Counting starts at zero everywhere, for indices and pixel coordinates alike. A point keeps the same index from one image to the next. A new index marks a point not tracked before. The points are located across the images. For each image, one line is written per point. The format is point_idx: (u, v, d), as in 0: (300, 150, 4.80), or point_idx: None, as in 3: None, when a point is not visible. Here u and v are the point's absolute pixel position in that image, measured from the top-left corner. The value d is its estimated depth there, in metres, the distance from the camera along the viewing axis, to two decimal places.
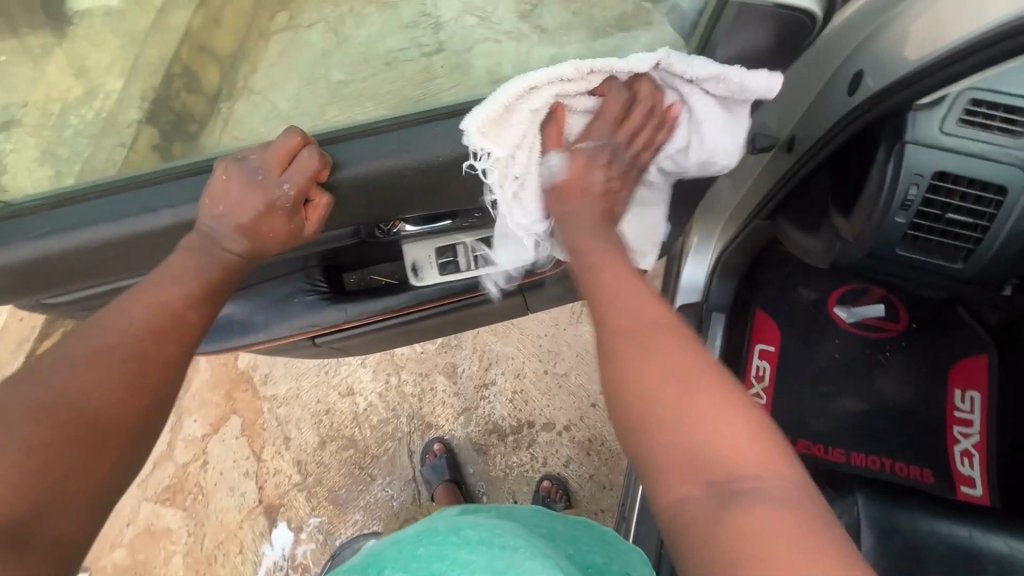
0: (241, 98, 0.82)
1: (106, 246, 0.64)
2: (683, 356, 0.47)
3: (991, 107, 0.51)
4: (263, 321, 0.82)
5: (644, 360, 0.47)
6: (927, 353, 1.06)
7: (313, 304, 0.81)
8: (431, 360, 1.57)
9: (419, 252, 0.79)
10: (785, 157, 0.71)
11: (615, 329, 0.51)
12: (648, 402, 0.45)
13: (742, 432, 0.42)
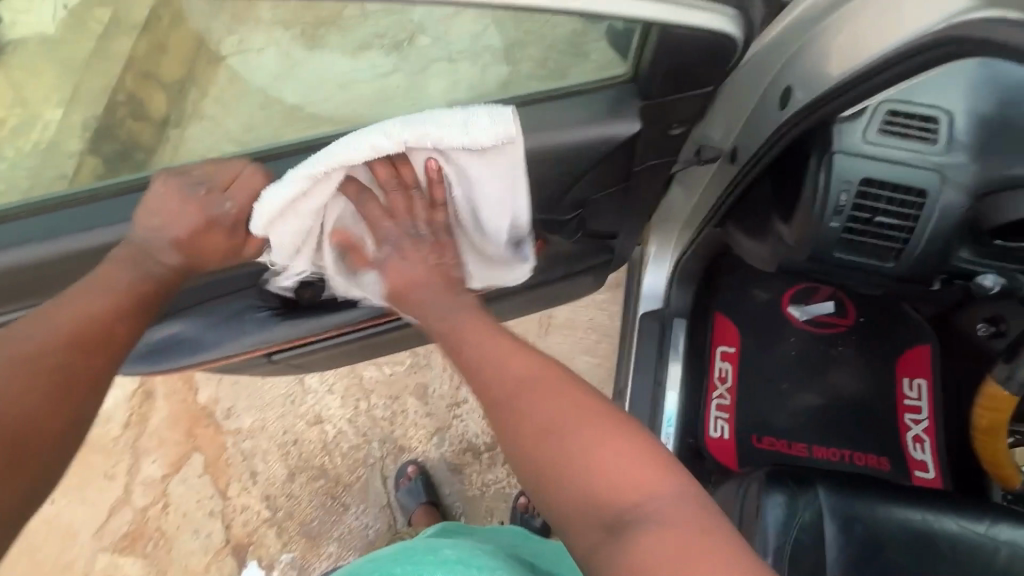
0: (192, 124, 0.80)
1: (42, 264, 0.65)
2: (556, 405, 0.50)
3: (907, 117, 0.54)
4: (207, 339, 0.74)
5: (526, 421, 0.50)
6: (876, 345, 1.11)
7: (264, 319, 0.73)
8: (400, 382, 1.55)
9: None
10: (728, 169, 0.73)
11: (489, 394, 0.53)
12: (544, 457, 0.48)
13: (622, 462, 0.46)
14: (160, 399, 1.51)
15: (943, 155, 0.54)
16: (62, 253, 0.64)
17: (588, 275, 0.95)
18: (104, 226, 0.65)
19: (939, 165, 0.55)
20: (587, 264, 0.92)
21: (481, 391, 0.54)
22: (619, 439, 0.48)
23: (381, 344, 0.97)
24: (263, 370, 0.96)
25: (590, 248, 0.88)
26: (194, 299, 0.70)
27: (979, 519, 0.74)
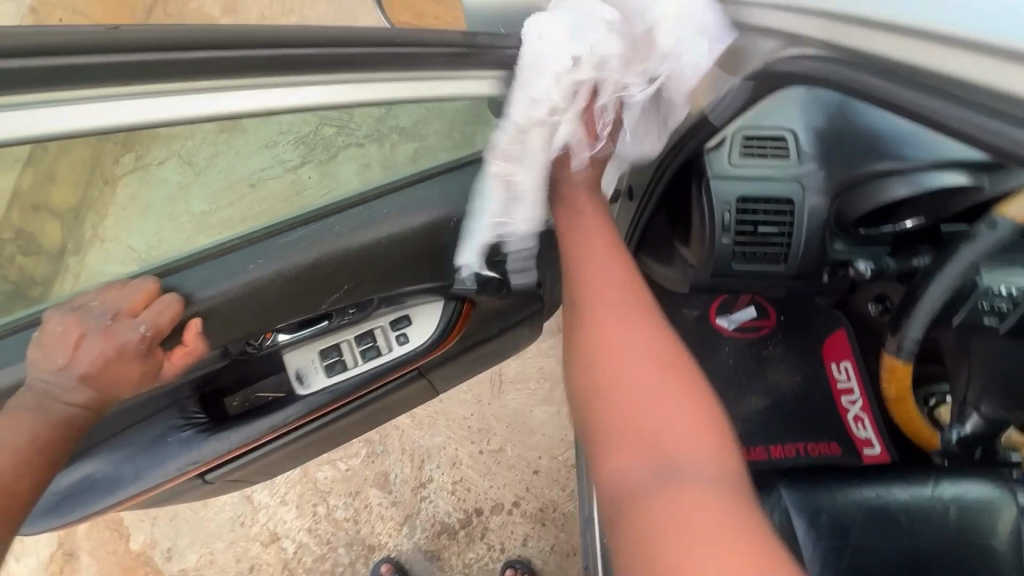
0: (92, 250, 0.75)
1: None
2: (650, 342, 0.49)
3: (759, 140, 0.62)
4: (126, 478, 0.67)
5: (614, 346, 0.49)
6: (800, 338, 1.19)
7: (191, 440, 0.68)
8: (359, 476, 1.46)
9: (301, 358, 0.70)
10: (629, 205, 0.80)
11: (583, 316, 0.53)
12: (624, 378, 0.47)
13: (693, 419, 0.44)
14: (87, 557, 1.34)
15: (796, 168, 0.61)
16: None
17: (524, 328, 0.95)
18: None
19: (796, 175, 0.61)
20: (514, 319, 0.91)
21: (587, 302, 0.53)
22: (699, 399, 0.45)
23: (328, 434, 0.93)
24: (195, 495, 0.88)
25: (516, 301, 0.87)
26: (106, 433, 0.64)
27: (922, 483, 0.78)
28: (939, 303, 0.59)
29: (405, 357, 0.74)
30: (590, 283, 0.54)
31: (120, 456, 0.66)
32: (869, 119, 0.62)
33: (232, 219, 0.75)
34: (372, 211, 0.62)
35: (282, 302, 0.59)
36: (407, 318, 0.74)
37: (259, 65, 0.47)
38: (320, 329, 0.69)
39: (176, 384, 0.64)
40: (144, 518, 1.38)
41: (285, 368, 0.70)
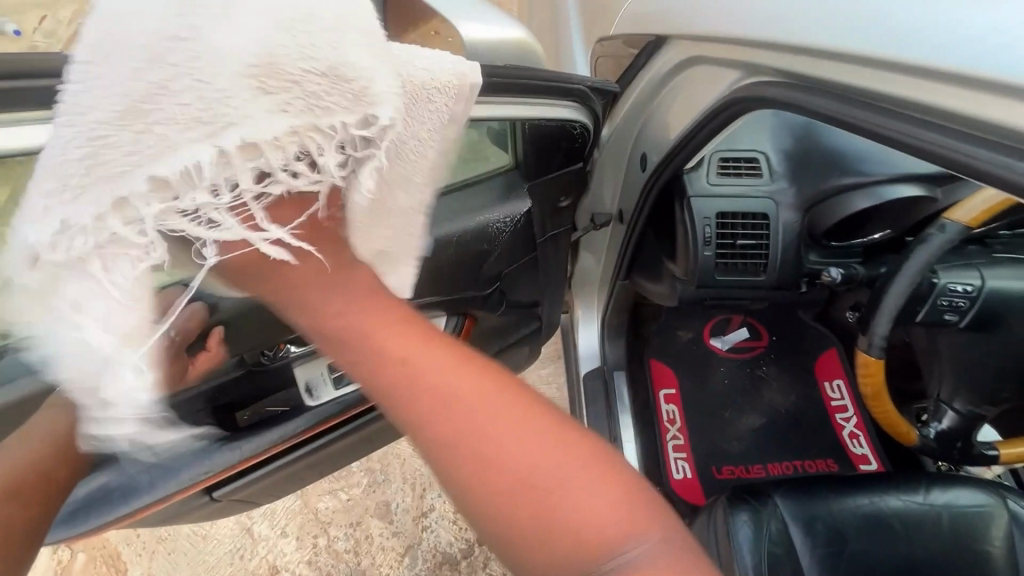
0: None
1: None
2: (505, 411, 0.33)
3: (734, 161, 0.67)
4: (141, 488, 0.69)
5: (478, 439, 0.32)
6: (793, 357, 1.22)
7: (205, 451, 0.71)
8: (360, 505, 1.46)
9: (311, 370, 0.74)
10: (620, 227, 0.85)
11: (421, 397, 0.33)
12: (500, 490, 0.31)
13: (592, 489, 0.32)
14: None
15: (769, 185, 0.66)
16: None
17: (522, 347, 0.99)
18: None
19: (769, 192, 0.66)
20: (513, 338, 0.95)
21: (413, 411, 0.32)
22: (586, 455, 0.33)
23: (333, 455, 0.95)
24: (201, 514, 0.90)
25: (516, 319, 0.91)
26: None
27: (914, 490, 0.80)
28: (901, 301, 0.66)
29: None
30: (401, 342, 0.34)
31: (135, 469, 0.69)
32: (836, 138, 0.67)
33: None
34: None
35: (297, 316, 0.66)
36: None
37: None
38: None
39: (191, 396, 0.67)
40: (142, 552, 1.38)
41: (295, 381, 0.74)
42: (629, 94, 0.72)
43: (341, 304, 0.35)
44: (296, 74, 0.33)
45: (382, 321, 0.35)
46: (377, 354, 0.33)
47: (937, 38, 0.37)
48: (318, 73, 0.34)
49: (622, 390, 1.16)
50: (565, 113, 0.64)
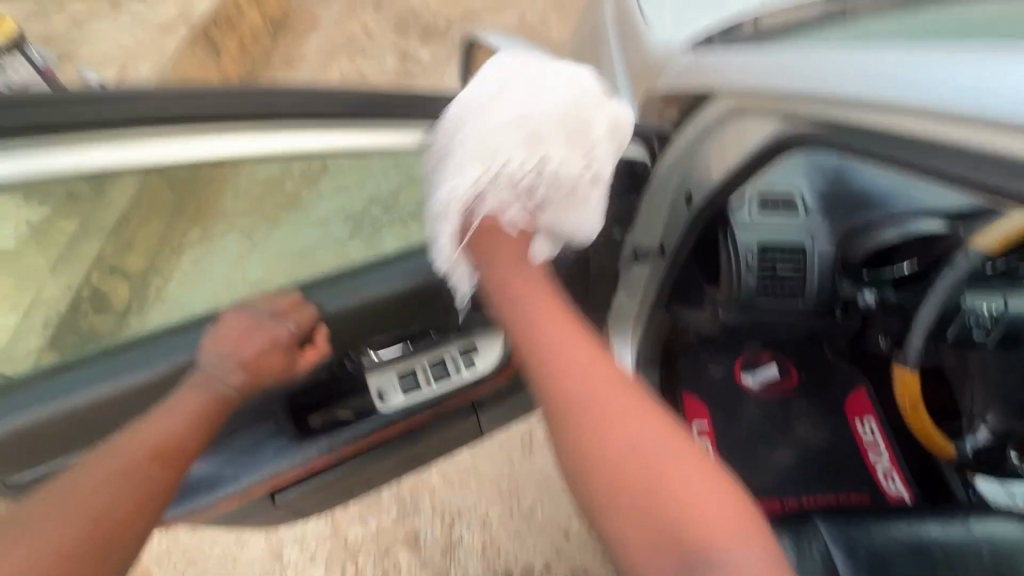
0: (155, 307, 0.79)
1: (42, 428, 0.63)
2: (641, 415, 0.51)
3: (774, 200, 0.77)
4: (224, 479, 0.76)
5: (615, 437, 0.50)
6: (822, 395, 1.26)
7: (284, 448, 0.78)
8: (390, 534, 1.48)
9: (383, 378, 0.80)
10: (660, 260, 0.94)
11: (575, 402, 0.53)
12: (628, 465, 0.48)
13: (700, 483, 0.47)
14: None
15: (804, 221, 0.77)
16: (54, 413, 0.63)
17: None
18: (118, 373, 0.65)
19: (804, 227, 0.77)
20: None
21: (574, 396, 0.53)
22: (699, 461, 0.49)
23: (384, 468, 1.00)
24: (258, 518, 0.95)
25: None
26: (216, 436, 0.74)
27: (953, 519, 0.83)
28: (933, 317, 0.72)
29: (469, 383, 0.84)
30: (574, 365, 0.55)
31: (219, 463, 0.75)
32: (863, 179, 0.77)
33: (289, 266, 0.82)
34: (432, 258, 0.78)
35: (370, 321, 0.76)
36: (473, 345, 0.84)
37: (256, 115, 0.60)
38: (401, 352, 0.80)
39: (274, 395, 0.74)
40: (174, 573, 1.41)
41: (366, 387, 0.80)
42: (675, 139, 0.80)
43: (552, 340, 0.58)
44: (535, 130, 0.69)
45: (574, 350, 0.57)
46: (557, 369, 0.55)
47: (945, 85, 0.46)
48: (531, 137, 0.69)
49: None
50: (624, 150, 0.73)
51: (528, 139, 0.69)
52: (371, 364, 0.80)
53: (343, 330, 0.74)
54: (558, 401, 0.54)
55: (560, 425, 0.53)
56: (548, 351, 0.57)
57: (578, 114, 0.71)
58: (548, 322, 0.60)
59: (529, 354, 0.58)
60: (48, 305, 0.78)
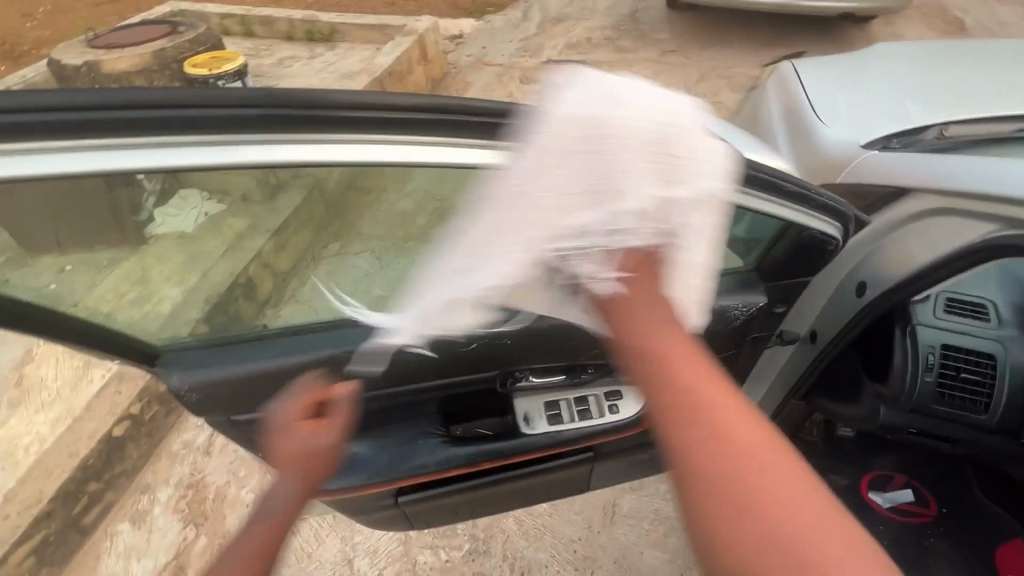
0: (287, 305, 0.96)
1: (258, 375, 0.84)
2: (771, 453, 0.40)
3: (962, 306, 0.93)
4: (379, 458, 0.92)
5: (740, 477, 0.38)
6: (966, 539, 1.11)
7: (434, 445, 0.93)
8: (457, 570, 1.47)
9: (531, 404, 0.94)
10: (809, 347, 1.00)
11: (743, 519, 0.37)
12: (770, 517, 0.37)
13: (853, 551, 0.36)
14: None
15: (998, 331, 0.90)
16: (267, 367, 0.84)
17: None
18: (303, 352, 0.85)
19: (996, 338, 0.89)
20: None
21: (694, 419, 0.40)
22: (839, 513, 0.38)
23: (498, 500, 1.05)
24: (379, 522, 1.04)
25: None
26: (384, 422, 0.92)
27: None
28: None
29: (597, 424, 0.93)
30: (739, 453, 0.39)
31: (374, 447, 0.92)
32: None
33: None
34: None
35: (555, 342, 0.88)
36: (617, 393, 0.95)
37: (476, 124, 0.63)
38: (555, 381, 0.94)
39: (437, 395, 0.92)
40: None
41: (515, 409, 0.94)
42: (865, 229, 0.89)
43: (708, 398, 0.41)
44: (579, 132, 0.49)
45: (714, 428, 0.40)
46: (705, 448, 0.39)
47: None
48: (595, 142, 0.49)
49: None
50: (824, 227, 0.80)
51: (558, 201, 0.50)
52: (521, 400, 0.94)
53: (524, 343, 0.88)
54: (714, 503, 0.38)
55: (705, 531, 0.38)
56: (695, 425, 0.40)
57: (605, 175, 0.49)
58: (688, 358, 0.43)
59: (661, 394, 0.42)
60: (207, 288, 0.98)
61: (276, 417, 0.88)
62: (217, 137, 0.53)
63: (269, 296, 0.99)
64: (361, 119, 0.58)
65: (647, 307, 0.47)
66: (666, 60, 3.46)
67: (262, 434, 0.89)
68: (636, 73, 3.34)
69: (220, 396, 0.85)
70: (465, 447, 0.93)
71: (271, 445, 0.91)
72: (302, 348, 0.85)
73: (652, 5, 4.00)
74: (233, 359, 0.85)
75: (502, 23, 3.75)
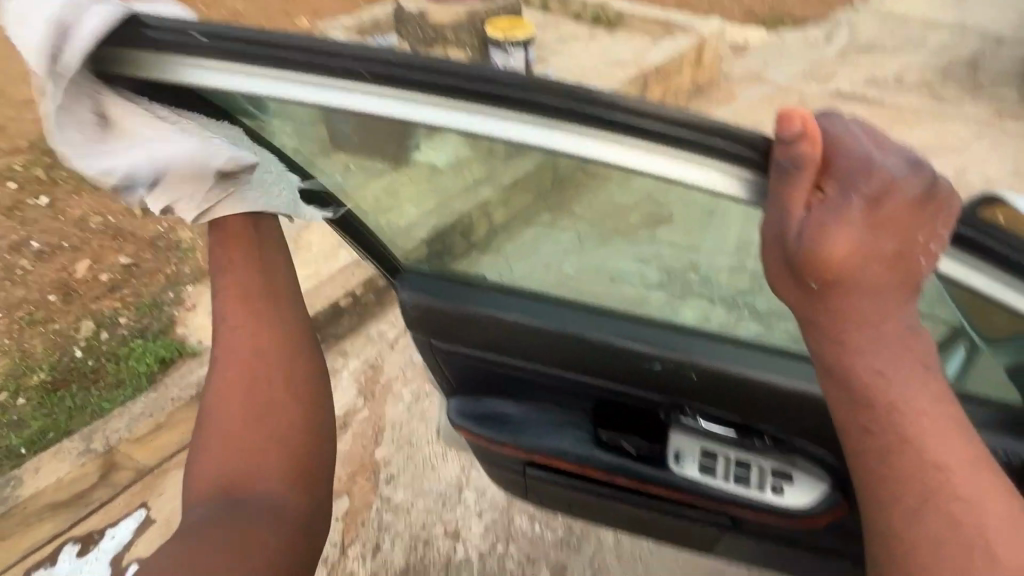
0: (490, 254, 1.02)
1: (465, 316, 0.97)
2: (938, 435, 0.64)
3: None
4: (527, 426, 0.99)
5: (942, 457, 0.64)
6: None
7: (579, 440, 0.96)
8: (544, 548, 1.59)
9: (686, 444, 0.92)
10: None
11: (875, 390, 0.64)
12: (956, 485, 0.63)
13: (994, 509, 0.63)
14: (349, 437, 1.88)
15: None
16: (472, 314, 0.96)
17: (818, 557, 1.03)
18: (506, 312, 0.95)
19: None
20: (821, 544, 1.00)
21: (856, 382, 0.64)
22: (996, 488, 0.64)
23: (607, 516, 1.08)
24: (494, 475, 1.13)
25: (830, 539, 0.98)
26: (543, 397, 1.00)
27: None
28: None
29: (741, 496, 0.89)
30: (896, 375, 0.64)
31: (527, 414, 1.00)
32: None
33: (587, 288, 0.97)
34: (790, 368, 0.85)
35: (783, 410, 0.86)
36: (784, 475, 0.89)
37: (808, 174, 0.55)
38: (721, 434, 0.91)
39: (602, 391, 0.96)
40: (394, 442, 1.86)
41: (668, 441, 0.93)
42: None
43: (851, 312, 0.62)
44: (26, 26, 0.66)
45: (902, 335, 0.64)
46: (859, 325, 0.63)
47: None
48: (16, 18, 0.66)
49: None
50: None
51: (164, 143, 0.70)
52: (677, 441, 0.92)
53: (716, 384, 0.88)
54: (858, 386, 0.64)
55: (843, 398, 0.66)
56: (845, 296, 0.61)
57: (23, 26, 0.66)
58: (887, 273, 0.60)
59: (865, 381, 0.64)
60: (442, 213, 0.98)
61: (464, 356, 1.02)
62: (501, 114, 0.61)
63: (481, 242, 1.02)
64: (637, 129, 0.58)
65: (860, 245, 0.57)
66: (1002, 125, 2.76)
67: (449, 362, 1.05)
68: (956, 128, 2.71)
69: (436, 320, 1.00)
70: (607, 454, 0.94)
71: (450, 375, 1.08)
72: (511, 306, 0.95)
73: (1009, 53, 3.19)
74: (456, 294, 0.98)
75: (797, 38, 3.40)
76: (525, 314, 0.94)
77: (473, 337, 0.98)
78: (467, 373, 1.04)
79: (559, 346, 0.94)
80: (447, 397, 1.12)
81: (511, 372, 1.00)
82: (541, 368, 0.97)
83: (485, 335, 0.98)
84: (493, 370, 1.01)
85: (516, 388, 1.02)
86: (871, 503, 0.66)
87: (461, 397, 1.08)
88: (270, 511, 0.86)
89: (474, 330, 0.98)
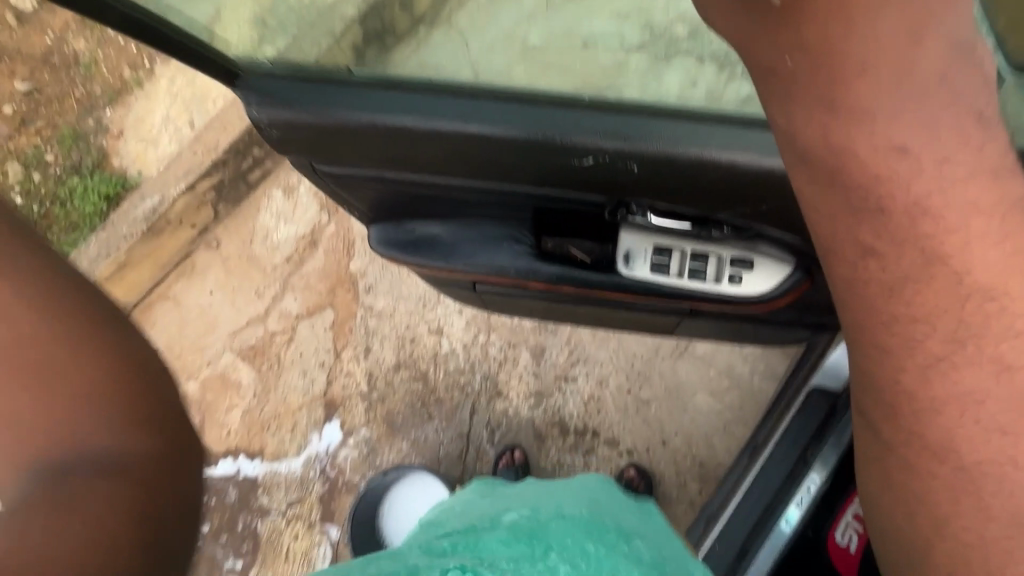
0: (440, 30, 0.96)
1: (356, 130, 0.84)
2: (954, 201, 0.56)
3: None
4: (458, 246, 1.00)
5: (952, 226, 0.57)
6: None
7: (518, 252, 0.97)
8: (524, 335, 1.68)
9: (638, 244, 0.90)
10: None
11: (880, 173, 0.55)
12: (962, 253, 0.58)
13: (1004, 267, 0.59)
14: (320, 253, 1.83)
15: None
16: (364, 124, 0.83)
17: (789, 330, 1.07)
18: (398, 115, 0.81)
19: None
20: (788, 318, 1.03)
21: (860, 161, 0.54)
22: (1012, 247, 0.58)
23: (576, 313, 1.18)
24: (463, 295, 1.20)
25: (801, 309, 0.98)
26: (465, 213, 0.96)
27: None
28: None
29: (694, 289, 0.91)
30: (922, 144, 0.54)
31: (454, 233, 0.99)
32: None
33: (552, 57, 0.91)
34: (736, 135, 0.74)
35: (726, 195, 0.78)
36: (743, 262, 0.88)
37: None
38: (677, 229, 0.87)
39: (525, 196, 0.89)
40: (367, 253, 1.82)
41: (618, 242, 0.91)
42: None
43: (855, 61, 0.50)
44: None
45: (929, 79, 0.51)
46: (863, 92, 0.52)
47: None
48: None
49: (766, 450, 1.22)
50: None
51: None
52: (628, 243, 0.90)
53: (650, 173, 0.79)
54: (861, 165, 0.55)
55: (837, 194, 0.57)
56: (833, 25, 0.49)
57: None
58: None
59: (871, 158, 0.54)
60: None
61: (368, 179, 0.94)
62: None
63: (426, 16, 0.98)
64: None
65: None
66: None
67: (355, 187, 0.98)
68: None
69: (305, 136, 0.87)
70: (552, 266, 0.95)
71: (360, 199, 1.02)
72: (410, 108, 0.81)
73: None
74: (351, 102, 0.83)
75: None
76: (420, 118, 0.81)
77: (364, 156, 0.89)
78: (390, 196, 0.97)
79: (466, 153, 0.83)
80: (368, 226, 1.08)
81: (425, 189, 0.93)
82: (456, 177, 0.88)
83: (383, 150, 0.86)
84: (402, 191, 0.95)
85: (437, 208, 0.97)
86: (858, 293, 0.62)
87: (385, 223, 1.05)
88: (96, 462, 0.81)
89: (371, 146, 0.86)
